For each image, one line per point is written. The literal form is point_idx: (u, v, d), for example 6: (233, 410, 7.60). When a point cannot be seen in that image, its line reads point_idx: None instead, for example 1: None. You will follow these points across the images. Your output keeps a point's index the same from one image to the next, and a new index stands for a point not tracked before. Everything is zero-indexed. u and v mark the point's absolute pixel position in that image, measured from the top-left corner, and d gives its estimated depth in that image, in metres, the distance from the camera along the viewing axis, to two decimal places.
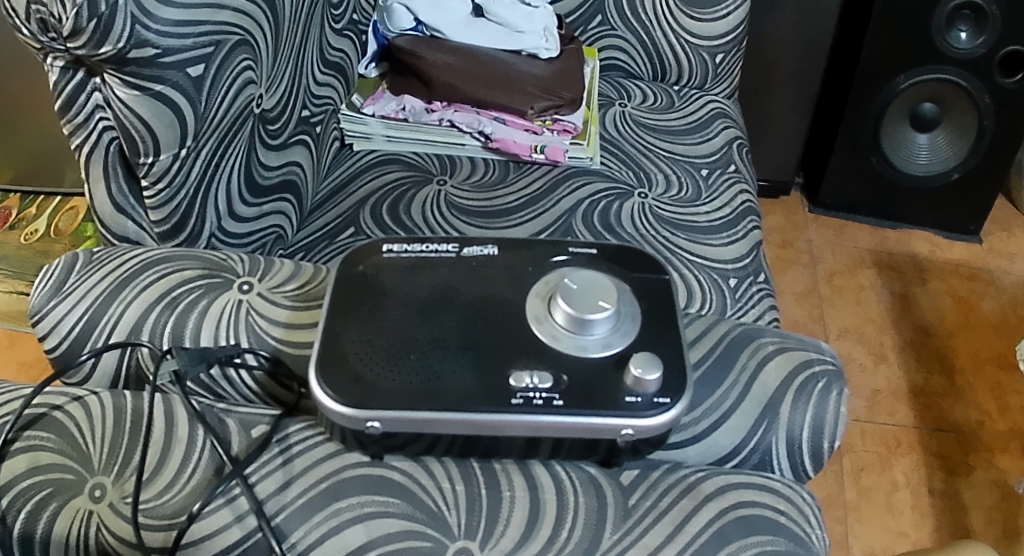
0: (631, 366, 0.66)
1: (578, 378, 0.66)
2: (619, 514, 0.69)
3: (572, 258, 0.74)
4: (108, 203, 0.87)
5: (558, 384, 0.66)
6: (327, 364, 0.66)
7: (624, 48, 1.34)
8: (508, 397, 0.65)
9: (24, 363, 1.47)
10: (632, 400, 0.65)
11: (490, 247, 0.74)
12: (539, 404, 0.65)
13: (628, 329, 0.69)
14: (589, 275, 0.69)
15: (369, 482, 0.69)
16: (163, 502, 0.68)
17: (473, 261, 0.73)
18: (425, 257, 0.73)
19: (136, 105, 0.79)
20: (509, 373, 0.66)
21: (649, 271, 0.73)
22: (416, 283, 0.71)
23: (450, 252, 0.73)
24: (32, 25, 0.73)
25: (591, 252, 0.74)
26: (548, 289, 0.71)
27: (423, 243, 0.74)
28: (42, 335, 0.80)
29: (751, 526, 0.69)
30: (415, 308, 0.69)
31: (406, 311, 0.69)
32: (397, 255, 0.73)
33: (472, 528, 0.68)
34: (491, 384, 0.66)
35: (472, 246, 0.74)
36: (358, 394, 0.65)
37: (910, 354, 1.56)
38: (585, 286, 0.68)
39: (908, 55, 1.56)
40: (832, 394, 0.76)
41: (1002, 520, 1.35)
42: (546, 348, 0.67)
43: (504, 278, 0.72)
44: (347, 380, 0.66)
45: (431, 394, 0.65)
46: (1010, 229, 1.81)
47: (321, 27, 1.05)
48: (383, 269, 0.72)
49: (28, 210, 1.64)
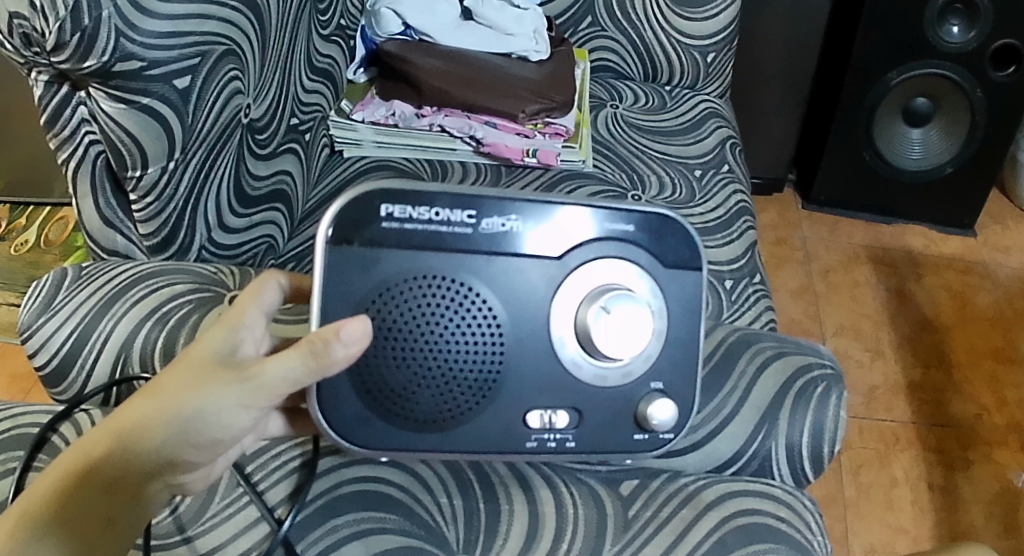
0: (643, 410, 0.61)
1: (600, 410, 0.61)
2: (619, 526, 0.71)
3: (603, 240, 0.60)
4: (97, 217, 0.86)
5: (575, 421, 0.61)
6: (334, 404, 0.59)
7: (614, 49, 1.33)
8: (523, 440, 0.61)
9: (14, 376, 1.45)
10: (643, 437, 0.62)
11: (514, 220, 0.59)
12: (553, 447, 0.61)
13: (652, 351, 0.61)
14: (619, 297, 0.59)
15: (366, 499, 0.70)
16: (159, 522, 0.67)
17: (491, 243, 0.59)
18: (433, 229, 0.58)
19: (122, 118, 0.78)
20: (526, 410, 0.60)
21: (681, 266, 0.61)
22: (424, 280, 0.57)
23: (465, 227, 0.58)
24: (15, 39, 0.72)
25: (629, 229, 0.60)
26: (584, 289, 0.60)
27: (433, 210, 0.58)
28: (31, 352, 0.80)
29: (752, 534, 0.71)
30: (421, 322, 0.57)
31: (420, 327, 0.57)
32: (399, 228, 0.58)
33: (471, 543, 0.70)
34: (506, 421, 0.60)
35: (493, 218, 0.58)
36: (363, 431, 0.59)
37: (907, 350, 1.56)
38: (617, 316, 0.59)
39: (899, 49, 1.55)
40: (831, 399, 0.75)
41: (1002, 514, 1.34)
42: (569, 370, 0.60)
43: (523, 275, 0.59)
44: (353, 418, 0.59)
45: (435, 426, 0.59)
46: (1005, 222, 1.80)
47: (308, 34, 1.04)
48: (381, 256, 0.57)
49: (17, 220, 1.64)
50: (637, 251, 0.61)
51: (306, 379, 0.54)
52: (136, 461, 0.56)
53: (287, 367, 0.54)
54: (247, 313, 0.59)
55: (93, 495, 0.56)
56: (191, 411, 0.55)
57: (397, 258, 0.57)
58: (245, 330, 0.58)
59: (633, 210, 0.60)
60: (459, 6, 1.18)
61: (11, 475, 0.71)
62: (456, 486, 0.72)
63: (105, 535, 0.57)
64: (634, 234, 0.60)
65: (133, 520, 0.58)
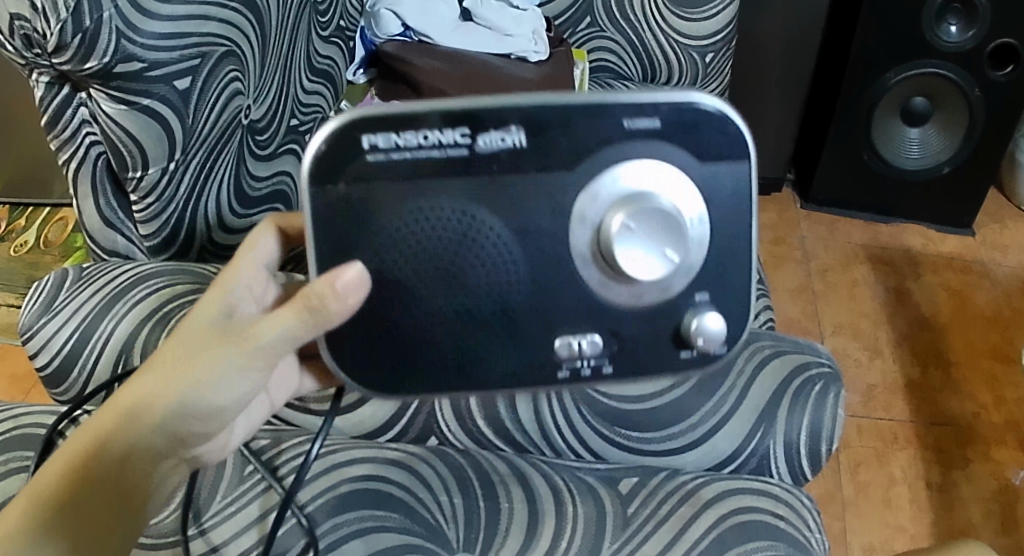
0: (693, 329, 0.59)
1: (633, 338, 0.60)
2: (618, 524, 0.71)
3: (625, 139, 0.55)
4: (97, 218, 0.86)
5: (610, 348, 0.60)
6: (346, 353, 0.59)
7: (613, 49, 1.33)
8: (554, 371, 0.60)
9: (14, 377, 1.46)
10: (687, 355, 0.61)
11: (516, 135, 0.54)
12: (589, 375, 0.60)
13: (692, 261, 0.58)
14: (647, 212, 0.55)
15: (369, 497, 0.70)
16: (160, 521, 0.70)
17: (495, 165, 0.55)
18: (427, 153, 0.54)
19: (123, 119, 0.79)
20: (554, 341, 0.59)
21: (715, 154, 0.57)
22: (428, 212, 0.55)
23: (462, 148, 0.54)
24: (16, 41, 0.73)
25: (653, 126, 0.56)
26: (612, 199, 0.56)
27: (418, 131, 0.54)
28: (33, 353, 0.80)
29: (750, 531, 0.71)
30: (429, 261, 0.56)
31: (424, 266, 0.56)
32: (389, 158, 0.54)
33: (471, 541, 0.70)
34: (532, 357, 0.59)
35: (491, 133, 0.54)
36: (380, 377, 0.60)
37: (906, 348, 1.56)
38: (647, 234, 0.56)
39: (897, 48, 1.56)
40: (829, 397, 0.76)
41: (1000, 512, 1.35)
42: (602, 300, 0.59)
43: (540, 200, 0.56)
44: (361, 361, 0.59)
45: (459, 364, 0.59)
46: (1004, 221, 1.80)
47: (308, 34, 1.04)
48: (379, 195, 0.55)
49: (17, 221, 1.65)
50: (661, 156, 0.56)
51: (305, 333, 0.56)
52: (141, 442, 0.59)
53: (282, 328, 0.55)
54: (241, 272, 0.62)
55: (99, 474, 0.58)
56: (187, 385, 0.58)
57: (399, 193, 0.55)
58: (241, 290, 0.62)
59: (652, 99, 0.55)
60: (458, 7, 1.19)
61: (20, 475, 0.72)
62: (456, 485, 0.72)
63: (120, 509, 0.60)
64: (660, 130, 0.56)
65: (139, 496, 0.60)
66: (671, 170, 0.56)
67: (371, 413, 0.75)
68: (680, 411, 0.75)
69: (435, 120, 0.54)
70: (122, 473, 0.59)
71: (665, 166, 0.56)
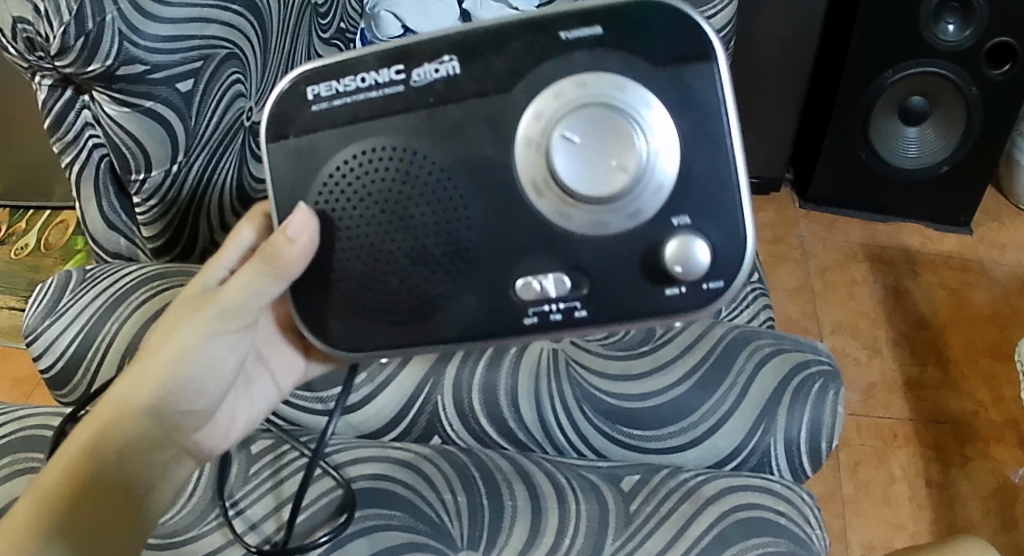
0: (669, 260, 0.57)
1: (603, 282, 0.59)
2: (620, 521, 0.72)
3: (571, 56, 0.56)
4: (100, 220, 0.88)
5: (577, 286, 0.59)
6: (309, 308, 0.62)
7: None
8: (521, 316, 0.60)
9: (17, 380, 1.46)
10: (676, 292, 0.59)
11: (448, 65, 0.57)
12: (560, 318, 0.59)
13: (657, 179, 0.56)
14: (588, 123, 0.55)
15: (375, 496, 0.71)
16: (164, 521, 0.70)
17: (442, 100, 0.57)
18: (366, 96, 0.57)
19: (126, 121, 0.79)
20: (515, 280, 0.59)
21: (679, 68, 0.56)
22: (369, 158, 0.58)
23: (399, 84, 0.57)
24: (19, 43, 0.74)
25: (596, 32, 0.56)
26: (559, 113, 0.56)
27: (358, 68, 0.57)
28: (38, 355, 0.81)
29: (752, 528, 0.72)
30: (372, 205, 0.59)
31: (364, 213, 0.59)
32: (332, 104, 0.58)
33: (475, 539, 0.70)
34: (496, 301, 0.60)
35: (424, 65, 0.57)
36: (345, 333, 0.62)
37: (904, 347, 1.57)
38: (590, 146, 0.55)
39: (893, 48, 1.57)
40: (829, 395, 0.77)
41: (999, 510, 1.35)
42: (562, 241, 0.58)
43: None
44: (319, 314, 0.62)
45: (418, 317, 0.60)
46: (1001, 219, 1.81)
47: (309, 37, 1.04)
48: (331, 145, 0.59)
49: (18, 225, 1.66)
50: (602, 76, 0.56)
51: (273, 286, 0.60)
52: (136, 430, 0.61)
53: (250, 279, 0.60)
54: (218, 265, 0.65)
55: (105, 462, 0.60)
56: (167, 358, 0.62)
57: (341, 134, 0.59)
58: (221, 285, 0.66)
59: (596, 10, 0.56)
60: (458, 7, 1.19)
61: (22, 476, 0.72)
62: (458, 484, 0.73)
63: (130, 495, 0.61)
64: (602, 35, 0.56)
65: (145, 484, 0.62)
66: (618, 84, 0.56)
67: (376, 412, 0.76)
68: (679, 410, 0.76)
69: (370, 61, 0.57)
70: (124, 464, 0.61)
71: (610, 76, 0.56)
